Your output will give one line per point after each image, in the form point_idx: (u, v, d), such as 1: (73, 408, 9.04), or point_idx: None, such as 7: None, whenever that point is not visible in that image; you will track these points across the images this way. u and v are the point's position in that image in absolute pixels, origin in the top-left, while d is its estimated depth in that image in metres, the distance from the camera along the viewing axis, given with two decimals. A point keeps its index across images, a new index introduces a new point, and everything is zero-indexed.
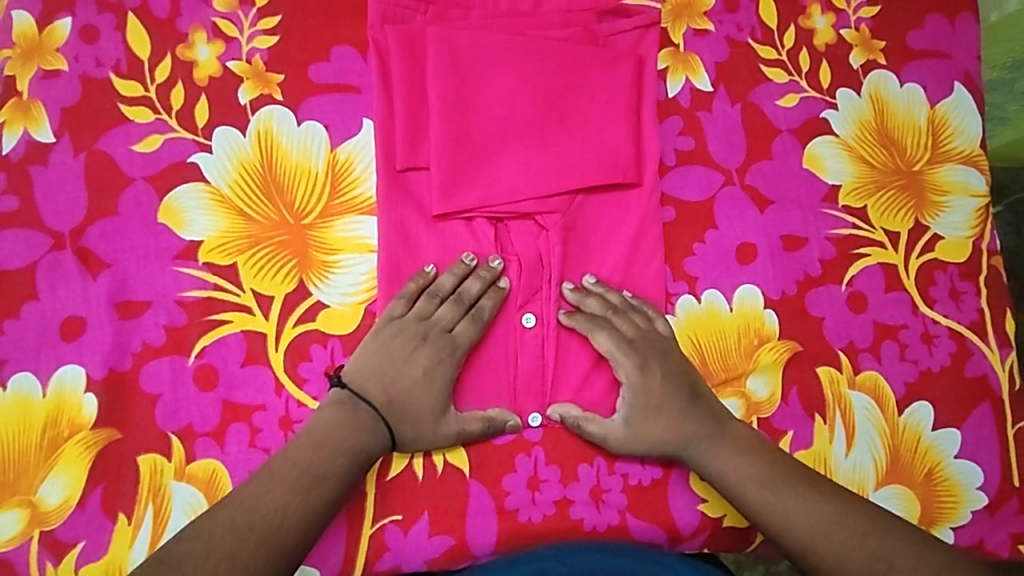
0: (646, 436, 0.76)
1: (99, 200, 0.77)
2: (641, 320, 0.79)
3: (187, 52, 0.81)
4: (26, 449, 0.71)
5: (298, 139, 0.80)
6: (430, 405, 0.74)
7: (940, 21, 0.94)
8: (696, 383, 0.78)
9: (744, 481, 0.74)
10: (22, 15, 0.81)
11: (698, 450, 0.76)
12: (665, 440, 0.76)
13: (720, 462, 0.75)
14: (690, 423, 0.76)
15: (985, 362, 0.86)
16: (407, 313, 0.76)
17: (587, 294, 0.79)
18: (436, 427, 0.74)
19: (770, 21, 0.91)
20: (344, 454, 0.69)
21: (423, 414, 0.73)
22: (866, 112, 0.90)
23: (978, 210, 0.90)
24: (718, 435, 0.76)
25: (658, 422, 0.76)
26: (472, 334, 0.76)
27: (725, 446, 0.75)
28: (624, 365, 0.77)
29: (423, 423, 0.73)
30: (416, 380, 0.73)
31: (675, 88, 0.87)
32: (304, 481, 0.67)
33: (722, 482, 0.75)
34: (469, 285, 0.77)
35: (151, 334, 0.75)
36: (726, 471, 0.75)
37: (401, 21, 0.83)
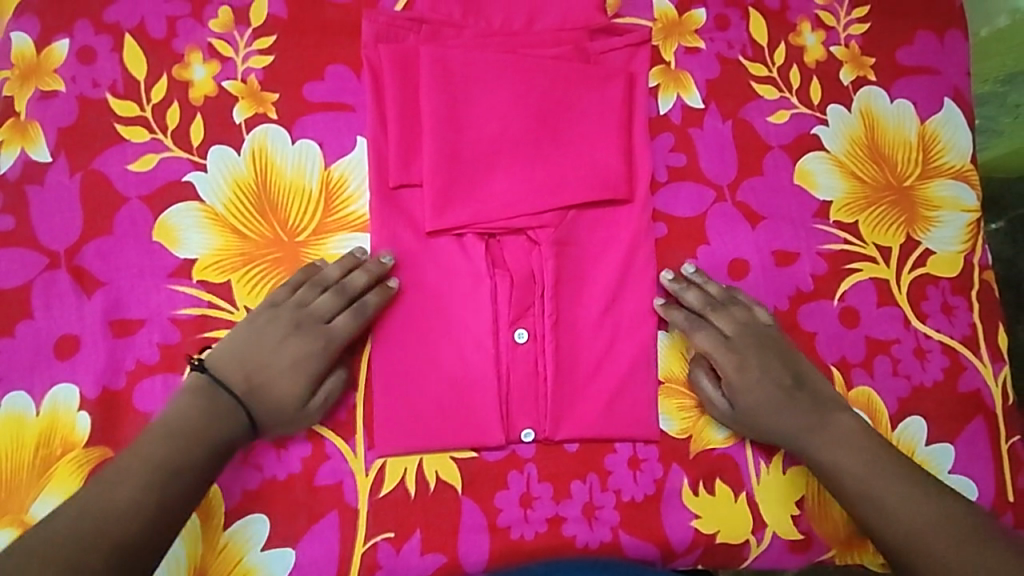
0: (749, 424, 0.78)
1: (94, 219, 0.78)
2: (742, 313, 0.80)
3: (183, 72, 0.82)
4: (18, 468, 0.71)
5: (293, 157, 0.81)
6: (289, 392, 0.72)
7: (929, 38, 0.95)
8: (798, 374, 0.78)
9: (843, 474, 0.73)
10: (20, 37, 0.82)
11: (802, 440, 0.76)
12: (770, 430, 0.77)
13: (823, 454, 0.75)
14: (791, 415, 0.76)
15: (978, 377, 0.86)
16: (286, 302, 0.75)
17: (680, 288, 0.81)
18: (299, 415, 0.73)
19: (761, 39, 0.92)
20: (199, 445, 0.66)
21: (288, 403, 0.72)
22: (857, 128, 0.91)
23: (969, 225, 0.91)
24: (820, 426, 0.76)
25: (758, 413, 0.77)
26: (352, 327, 0.75)
27: (827, 438, 0.75)
28: (724, 359, 0.78)
29: (285, 408, 0.72)
30: (285, 370, 0.72)
31: (666, 105, 0.88)
32: (156, 473, 0.64)
33: (827, 474, 0.74)
34: (353, 277, 0.76)
35: (145, 352, 0.76)
36: (828, 464, 0.74)
37: (394, 40, 0.84)
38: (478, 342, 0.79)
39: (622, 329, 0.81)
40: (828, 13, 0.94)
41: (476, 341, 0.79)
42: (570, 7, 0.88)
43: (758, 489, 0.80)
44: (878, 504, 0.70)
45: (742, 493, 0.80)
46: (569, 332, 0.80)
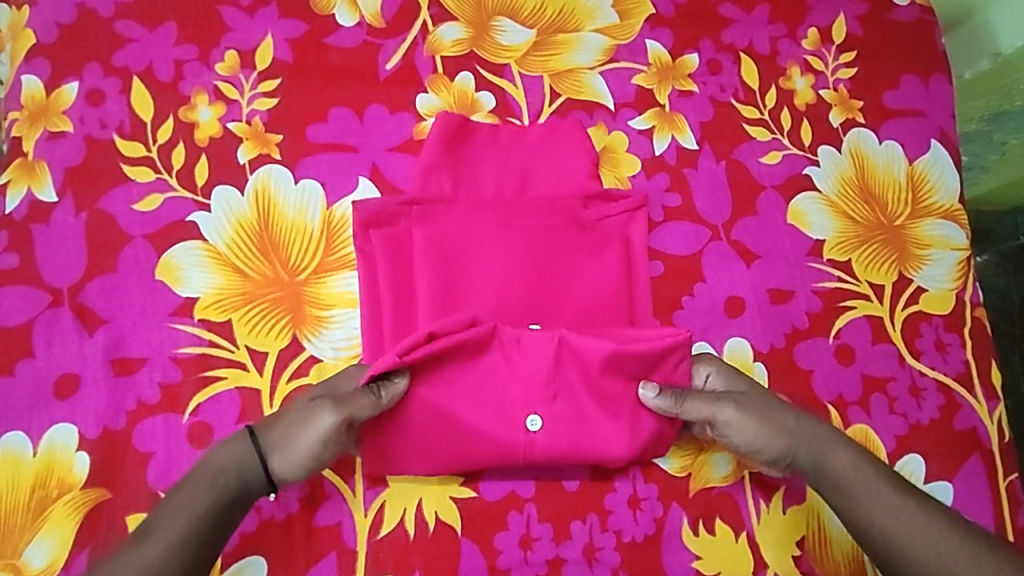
0: (748, 426, 0.73)
1: (98, 258, 0.79)
2: None
3: (189, 114, 0.84)
4: (13, 510, 0.71)
5: (295, 198, 0.83)
6: (291, 424, 0.69)
7: (914, 81, 0.98)
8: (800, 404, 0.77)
9: (868, 482, 0.70)
10: (31, 79, 0.83)
11: (809, 452, 0.73)
12: (777, 443, 0.73)
13: (843, 471, 0.72)
14: (810, 425, 0.74)
15: (973, 415, 0.87)
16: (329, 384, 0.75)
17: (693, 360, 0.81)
18: (298, 443, 0.68)
19: (752, 82, 0.95)
20: (199, 518, 0.63)
21: (294, 434, 0.68)
22: (847, 169, 0.93)
23: (959, 263, 0.93)
24: (842, 442, 0.73)
25: (772, 413, 0.74)
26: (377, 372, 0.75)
27: (848, 450, 0.73)
28: (707, 373, 0.78)
29: (290, 435, 0.68)
30: (301, 403, 0.70)
31: (661, 146, 0.91)
32: (144, 562, 0.60)
33: (835, 484, 0.72)
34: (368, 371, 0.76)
35: (146, 391, 0.76)
36: (840, 473, 0.72)
37: (386, 222, 0.82)
38: None
39: None
40: (816, 58, 0.97)
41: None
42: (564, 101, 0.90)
43: (758, 529, 0.80)
44: (898, 524, 0.68)
45: (743, 533, 0.80)
46: None
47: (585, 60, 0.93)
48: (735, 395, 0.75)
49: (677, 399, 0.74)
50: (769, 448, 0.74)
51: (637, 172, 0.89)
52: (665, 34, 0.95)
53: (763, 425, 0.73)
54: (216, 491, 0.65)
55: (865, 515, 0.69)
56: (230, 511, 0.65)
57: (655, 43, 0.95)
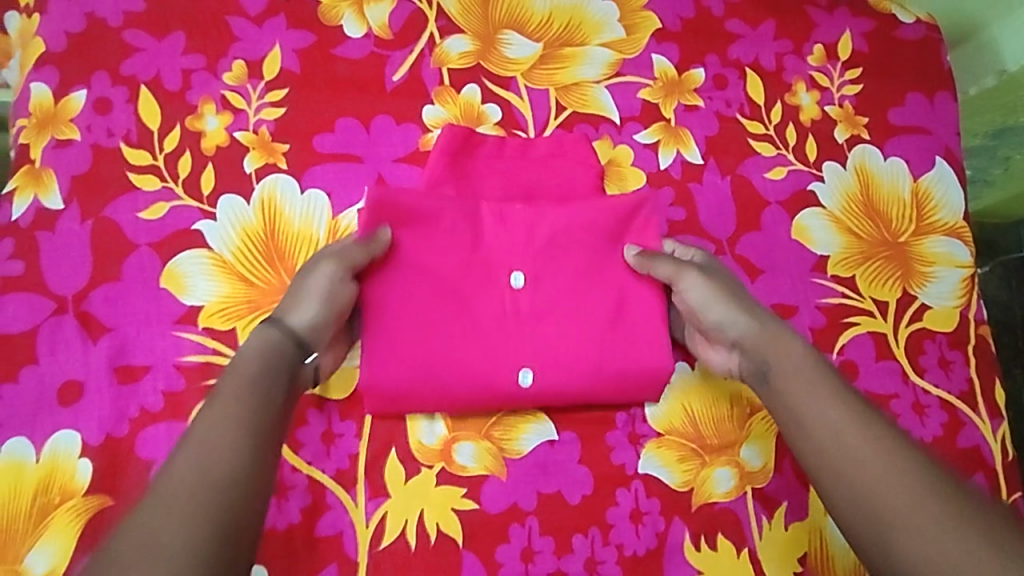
0: (713, 299, 0.78)
1: (103, 266, 0.79)
2: None
3: (196, 123, 0.85)
4: (15, 516, 0.71)
5: (301, 206, 0.83)
6: (299, 274, 0.76)
7: (919, 99, 0.99)
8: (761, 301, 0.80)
9: (808, 378, 0.72)
10: (39, 87, 0.84)
11: (757, 342, 0.75)
12: (734, 316, 0.77)
13: (793, 368, 0.73)
14: (762, 316, 0.77)
15: (977, 433, 0.87)
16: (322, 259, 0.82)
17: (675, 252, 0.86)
18: (304, 288, 0.74)
19: (757, 97, 0.95)
20: (240, 402, 0.65)
21: (299, 287, 0.74)
22: (852, 185, 0.93)
23: (963, 280, 0.93)
24: (790, 333, 0.75)
25: (731, 292, 0.78)
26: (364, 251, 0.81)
27: (794, 343, 0.74)
28: (688, 252, 0.83)
29: (296, 288, 0.74)
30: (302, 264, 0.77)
31: (666, 160, 0.91)
32: (199, 449, 0.61)
33: (777, 373, 0.73)
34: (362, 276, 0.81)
35: (149, 399, 0.76)
36: (781, 362, 0.73)
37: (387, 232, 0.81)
38: (480, 390, 0.78)
39: (624, 377, 0.80)
40: (822, 74, 0.98)
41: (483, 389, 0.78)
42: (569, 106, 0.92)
43: (760, 545, 0.80)
44: (838, 433, 0.68)
45: (745, 549, 0.79)
46: (573, 380, 0.79)
47: (591, 74, 0.93)
48: (701, 266, 0.80)
49: (645, 259, 0.81)
50: (725, 321, 0.77)
51: (642, 185, 0.89)
52: (671, 49, 0.96)
53: (721, 301, 0.77)
54: (247, 375, 0.67)
55: (811, 419, 0.70)
56: (272, 382, 0.67)
57: (661, 57, 0.95)
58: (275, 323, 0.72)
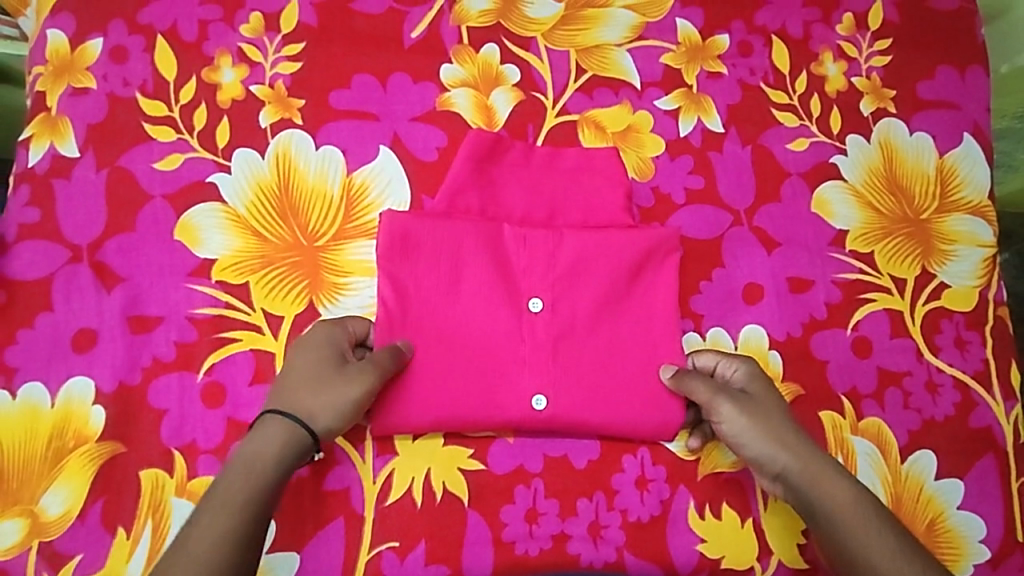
0: (754, 434, 0.74)
1: (118, 216, 0.79)
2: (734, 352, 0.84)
3: (212, 75, 0.84)
4: (30, 459, 0.72)
5: (316, 162, 0.82)
6: (315, 365, 0.71)
7: (950, 72, 0.96)
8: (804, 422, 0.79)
9: (864, 514, 0.70)
10: (56, 34, 0.83)
11: (806, 477, 0.72)
12: (767, 448, 0.73)
13: (846, 508, 0.70)
14: (806, 441, 0.74)
15: (989, 414, 0.86)
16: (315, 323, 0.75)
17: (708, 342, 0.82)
18: (333, 391, 0.70)
19: (783, 66, 0.93)
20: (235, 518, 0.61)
21: (320, 383, 0.70)
22: (875, 159, 0.92)
23: (985, 260, 0.91)
24: (832, 465, 0.73)
25: (770, 415, 0.75)
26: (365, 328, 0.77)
27: (844, 476, 0.73)
28: (730, 366, 0.79)
29: (321, 387, 0.70)
30: (321, 363, 0.72)
31: (686, 128, 0.89)
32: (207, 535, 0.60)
33: (828, 509, 0.71)
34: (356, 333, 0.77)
35: (162, 349, 0.76)
36: (834, 500, 0.71)
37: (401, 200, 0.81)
38: (490, 352, 0.78)
39: (635, 344, 0.80)
40: (851, 44, 0.95)
41: (497, 411, 0.77)
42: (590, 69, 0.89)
43: (765, 516, 0.80)
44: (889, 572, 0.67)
45: (749, 519, 0.79)
46: (583, 345, 0.79)
47: (613, 37, 0.91)
48: (741, 390, 0.77)
49: (681, 380, 0.77)
50: (758, 447, 0.74)
51: (660, 153, 0.88)
52: (696, 13, 0.93)
53: (761, 428, 0.74)
54: (264, 461, 0.65)
55: (865, 558, 0.68)
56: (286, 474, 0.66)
57: (685, 22, 0.93)
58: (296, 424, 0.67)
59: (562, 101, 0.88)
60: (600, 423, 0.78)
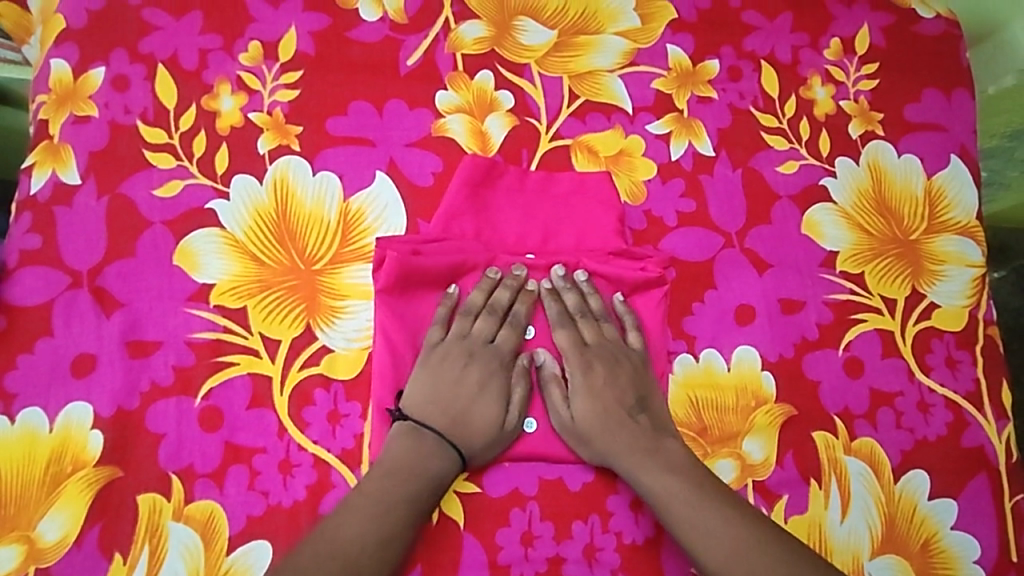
0: (590, 440, 0.77)
1: (117, 242, 0.80)
2: (598, 306, 0.82)
3: (211, 103, 0.85)
4: (28, 483, 0.72)
5: (313, 188, 0.84)
6: (484, 376, 0.78)
7: (936, 95, 0.98)
8: (642, 396, 0.79)
9: (672, 498, 0.74)
10: (59, 63, 0.85)
11: (628, 467, 0.76)
12: (600, 449, 0.77)
13: (667, 491, 0.74)
14: (623, 437, 0.77)
15: (981, 433, 0.87)
16: (476, 338, 0.79)
17: (562, 287, 0.81)
18: (483, 427, 0.76)
19: (772, 91, 0.95)
20: (390, 510, 0.71)
21: (485, 397, 0.77)
22: (865, 181, 0.93)
23: (974, 280, 0.92)
24: (643, 455, 0.76)
25: (590, 423, 0.77)
26: (514, 341, 0.80)
27: (656, 464, 0.76)
28: (570, 367, 0.79)
29: (475, 423, 0.76)
30: (468, 388, 0.77)
31: (678, 151, 0.91)
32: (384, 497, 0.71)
33: (649, 497, 0.75)
34: (503, 340, 0.80)
35: (160, 374, 0.77)
36: (654, 488, 0.75)
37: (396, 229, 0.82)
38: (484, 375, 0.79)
39: None
40: (838, 68, 0.97)
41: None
42: (581, 95, 0.91)
43: None
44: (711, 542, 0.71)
45: None
46: None
47: (604, 63, 0.93)
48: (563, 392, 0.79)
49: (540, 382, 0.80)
50: (586, 459, 0.78)
51: (652, 176, 0.89)
52: (686, 39, 0.95)
53: (585, 446, 0.78)
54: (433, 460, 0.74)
55: (690, 535, 0.72)
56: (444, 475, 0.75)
57: (676, 48, 0.95)
58: (447, 434, 0.75)
59: (555, 126, 0.90)
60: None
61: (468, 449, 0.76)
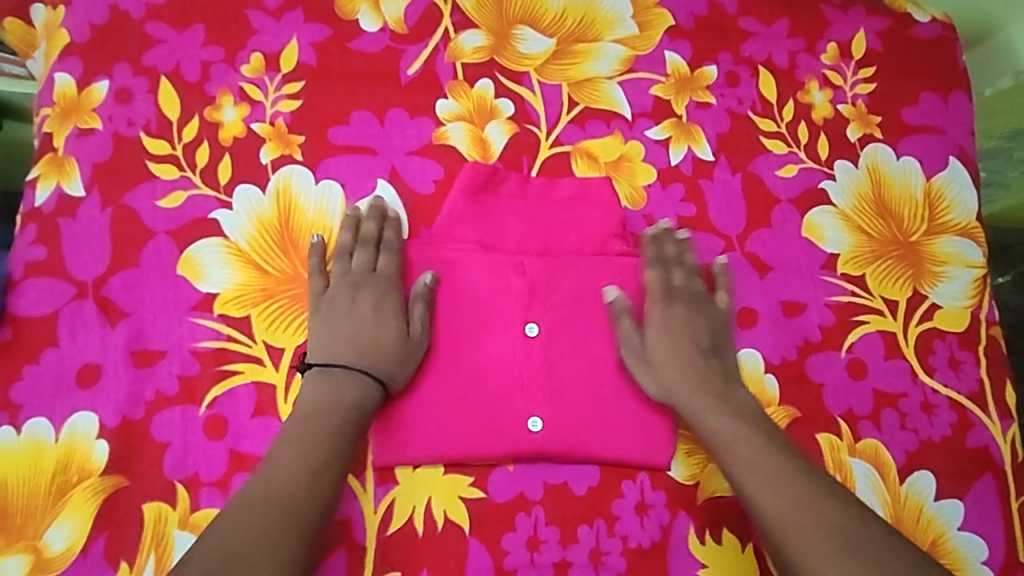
0: (657, 369, 0.80)
1: (122, 253, 0.80)
2: (691, 256, 0.86)
3: (214, 114, 0.86)
4: (34, 494, 0.72)
5: (316, 197, 0.84)
6: (376, 301, 0.79)
7: (933, 99, 0.98)
8: (717, 343, 0.82)
9: (734, 436, 0.75)
10: (63, 77, 0.86)
11: (694, 407, 0.78)
12: (665, 381, 0.79)
13: (731, 429, 0.76)
14: (692, 374, 0.79)
15: (986, 433, 0.87)
16: (358, 265, 0.80)
17: (664, 235, 0.86)
18: (392, 356, 0.77)
19: (770, 96, 0.95)
20: (317, 442, 0.71)
21: (383, 321, 0.78)
22: (864, 184, 0.93)
23: (975, 280, 0.92)
24: (712, 395, 0.78)
25: (661, 357, 0.80)
26: (394, 262, 0.81)
27: (724, 404, 0.78)
28: (653, 305, 0.83)
29: (382, 352, 0.77)
30: (364, 319, 0.78)
31: (677, 156, 0.91)
32: (310, 432, 0.72)
33: (710, 435, 0.76)
34: (383, 264, 0.81)
35: (164, 383, 0.77)
36: (716, 427, 0.76)
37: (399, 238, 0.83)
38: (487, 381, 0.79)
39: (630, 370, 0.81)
40: (835, 73, 0.98)
41: (498, 438, 0.78)
42: (581, 102, 0.92)
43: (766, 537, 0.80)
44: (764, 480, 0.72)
45: (749, 543, 0.80)
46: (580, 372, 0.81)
47: (603, 70, 0.94)
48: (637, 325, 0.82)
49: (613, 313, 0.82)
50: (648, 391, 0.80)
51: (652, 181, 0.90)
52: (684, 46, 0.96)
53: (649, 373, 0.80)
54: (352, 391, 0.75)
55: (744, 471, 0.73)
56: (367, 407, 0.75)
57: (674, 55, 0.96)
58: (357, 366, 0.76)
59: (555, 133, 0.91)
60: (599, 448, 0.79)
61: (384, 375, 0.76)
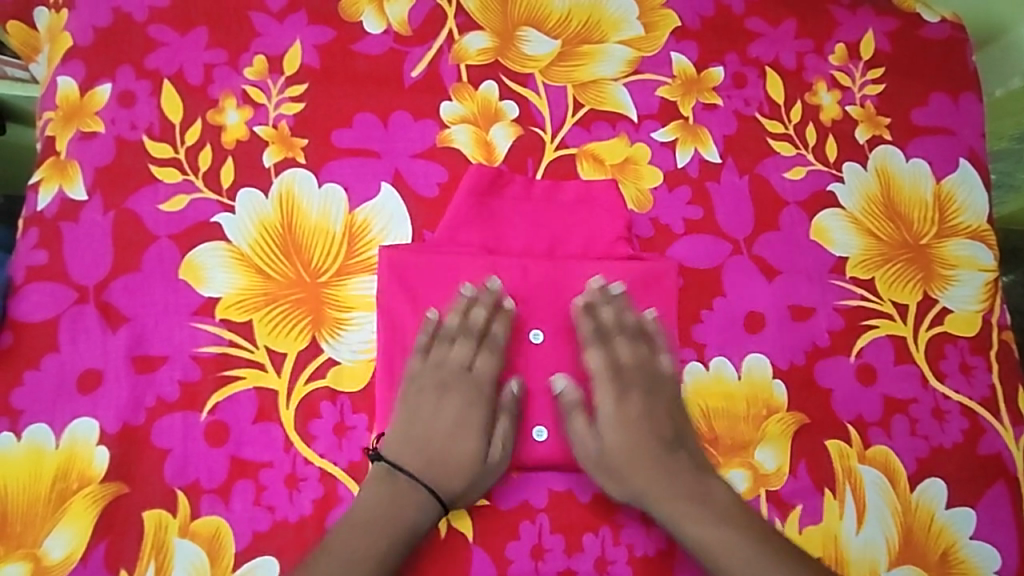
0: (621, 475, 0.76)
1: (123, 257, 0.80)
2: (632, 320, 0.81)
3: (217, 117, 0.86)
4: (34, 501, 0.72)
5: (319, 200, 0.83)
6: (463, 409, 0.78)
7: (943, 99, 0.97)
8: (679, 430, 0.79)
9: (719, 548, 0.73)
10: (66, 81, 0.85)
11: (671, 518, 0.75)
12: (636, 487, 0.76)
13: (712, 538, 0.73)
14: (659, 475, 0.76)
15: (999, 440, 0.85)
16: (452, 364, 0.78)
17: (598, 301, 0.81)
18: (451, 463, 0.76)
19: (777, 97, 0.94)
20: (373, 530, 0.72)
21: (465, 431, 0.77)
22: (873, 186, 0.92)
23: (986, 284, 0.91)
24: (689, 501, 0.75)
25: (620, 454, 0.77)
26: (492, 366, 0.79)
27: (701, 513, 0.75)
28: (602, 389, 0.79)
29: (450, 460, 0.76)
30: (443, 426, 0.77)
31: (684, 159, 0.90)
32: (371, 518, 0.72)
33: (694, 549, 0.74)
34: (482, 367, 0.79)
35: (166, 389, 0.77)
36: (700, 539, 0.74)
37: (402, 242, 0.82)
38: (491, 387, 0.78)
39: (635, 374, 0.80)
40: (844, 73, 0.97)
41: (502, 443, 0.77)
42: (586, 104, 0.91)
43: None
44: None
45: None
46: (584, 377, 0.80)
47: (609, 72, 0.93)
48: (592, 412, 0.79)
49: (563, 409, 0.78)
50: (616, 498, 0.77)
51: (658, 184, 0.89)
52: (690, 47, 0.95)
53: (614, 479, 0.77)
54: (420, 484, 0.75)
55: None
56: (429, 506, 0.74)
57: (680, 56, 0.95)
58: (422, 476, 0.75)
59: (560, 135, 0.90)
60: None
61: (447, 490, 0.75)
